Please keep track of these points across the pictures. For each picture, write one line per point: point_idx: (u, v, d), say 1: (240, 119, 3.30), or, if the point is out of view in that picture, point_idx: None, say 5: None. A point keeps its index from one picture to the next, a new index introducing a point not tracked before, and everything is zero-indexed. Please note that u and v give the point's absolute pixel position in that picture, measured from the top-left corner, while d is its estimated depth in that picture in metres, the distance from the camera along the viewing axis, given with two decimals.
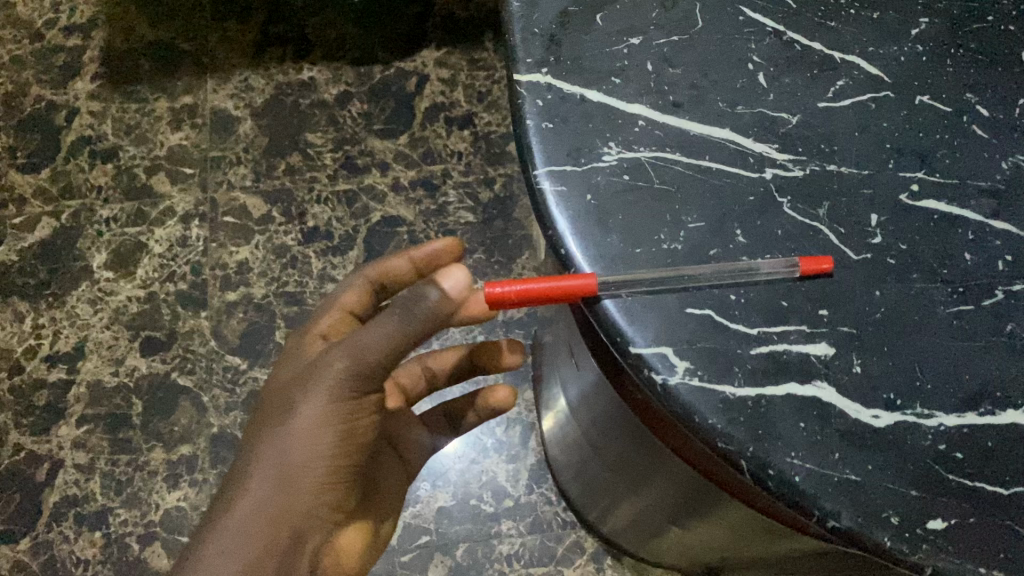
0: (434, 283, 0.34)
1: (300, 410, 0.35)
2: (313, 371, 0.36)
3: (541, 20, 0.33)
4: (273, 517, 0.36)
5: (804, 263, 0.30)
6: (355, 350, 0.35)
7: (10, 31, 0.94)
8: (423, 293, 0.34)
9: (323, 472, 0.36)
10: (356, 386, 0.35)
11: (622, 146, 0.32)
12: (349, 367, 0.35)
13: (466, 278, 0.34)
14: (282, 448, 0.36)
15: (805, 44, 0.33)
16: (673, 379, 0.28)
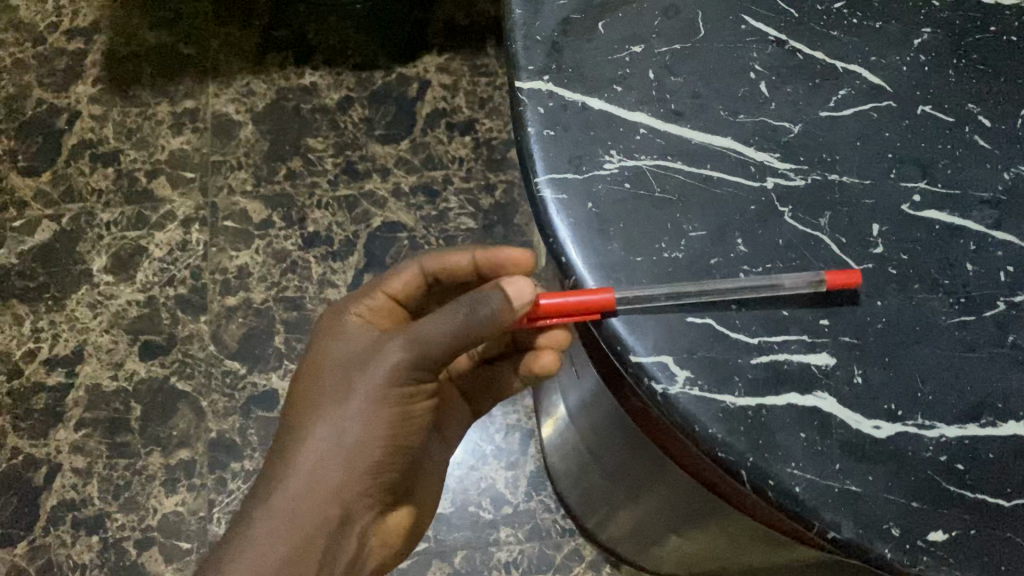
0: (498, 289, 0.34)
1: (359, 399, 0.36)
2: (371, 357, 0.36)
3: (543, 28, 0.33)
4: (325, 500, 0.36)
5: (832, 277, 0.29)
6: (417, 341, 0.35)
7: (12, 34, 0.95)
8: (489, 294, 0.34)
9: (378, 459, 0.37)
10: (412, 374, 0.36)
11: (623, 154, 0.32)
12: (409, 359, 0.35)
13: (529, 289, 0.34)
14: (339, 432, 0.36)
15: (807, 53, 0.33)
16: (673, 388, 0.28)
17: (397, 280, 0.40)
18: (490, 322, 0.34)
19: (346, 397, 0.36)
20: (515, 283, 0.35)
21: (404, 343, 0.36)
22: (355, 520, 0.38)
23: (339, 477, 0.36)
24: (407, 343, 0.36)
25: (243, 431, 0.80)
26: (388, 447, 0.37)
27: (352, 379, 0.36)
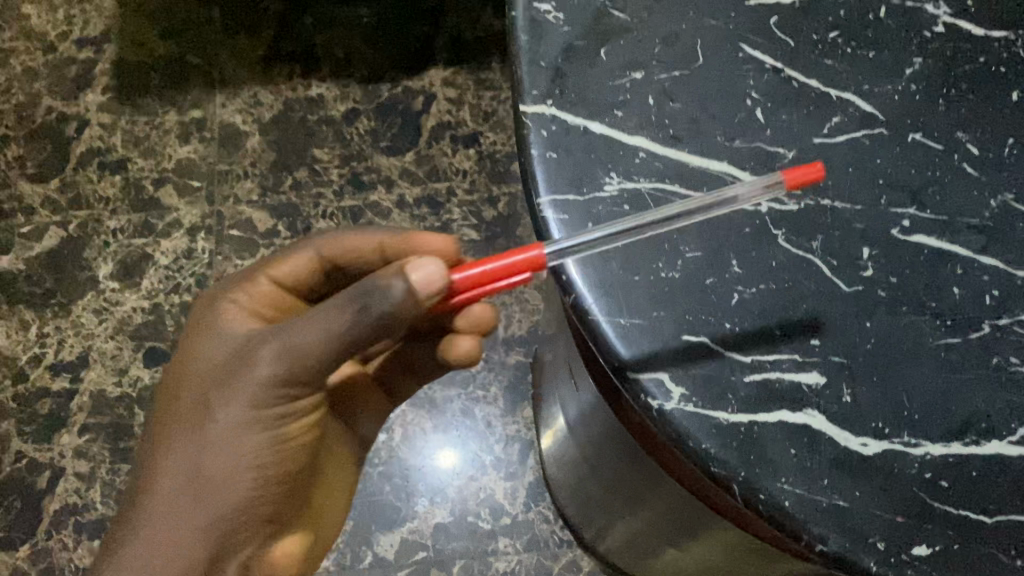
0: (402, 274, 0.35)
1: (226, 408, 0.39)
2: (233, 373, 0.39)
3: (548, 53, 0.34)
4: (198, 513, 0.40)
5: (787, 176, 0.31)
6: (274, 356, 0.38)
7: (22, 41, 0.96)
8: (391, 284, 0.35)
9: (252, 471, 0.40)
10: (275, 390, 0.38)
11: (623, 176, 0.33)
12: (274, 369, 0.38)
13: (437, 271, 0.35)
14: (207, 446, 0.39)
15: (802, 81, 0.34)
16: (668, 404, 0.29)
17: (282, 266, 0.44)
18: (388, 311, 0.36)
19: (215, 407, 0.39)
20: (423, 266, 0.36)
21: (269, 352, 0.38)
22: (233, 535, 0.41)
23: (209, 486, 0.39)
24: (272, 354, 0.38)
25: None
26: (262, 457, 0.40)
27: (220, 389, 0.39)
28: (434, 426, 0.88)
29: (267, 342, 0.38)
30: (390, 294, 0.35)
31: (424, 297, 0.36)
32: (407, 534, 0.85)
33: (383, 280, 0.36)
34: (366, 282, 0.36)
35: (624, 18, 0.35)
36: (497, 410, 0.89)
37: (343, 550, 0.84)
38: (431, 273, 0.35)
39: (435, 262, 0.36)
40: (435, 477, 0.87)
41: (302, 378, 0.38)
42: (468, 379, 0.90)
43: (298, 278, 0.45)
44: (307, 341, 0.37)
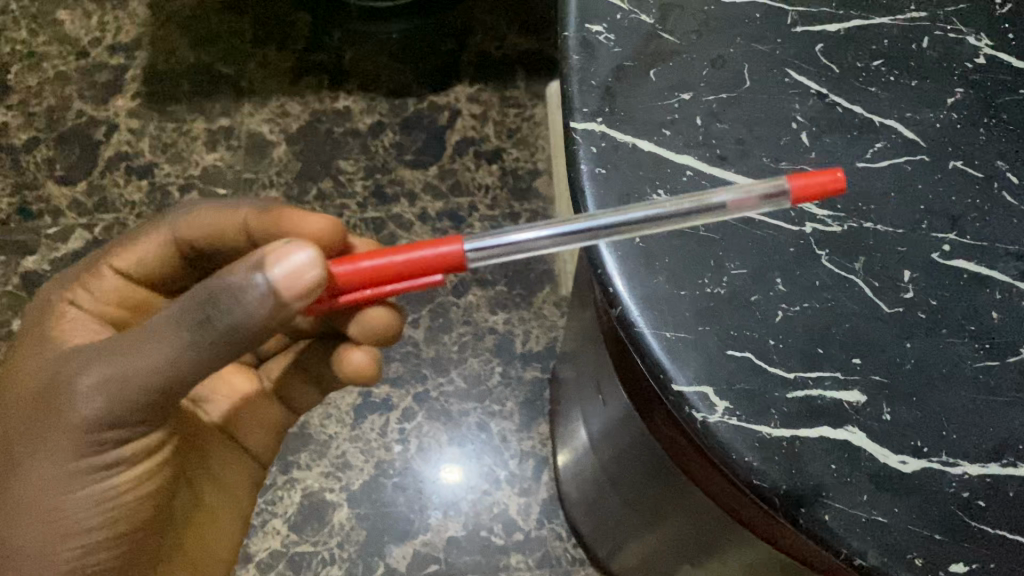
0: (261, 270, 0.37)
1: (43, 452, 0.40)
2: (47, 414, 0.40)
3: (598, 73, 0.35)
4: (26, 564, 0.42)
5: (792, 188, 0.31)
6: (87, 395, 0.39)
7: (55, 47, 0.99)
8: (251, 281, 0.37)
9: (83, 520, 0.42)
10: (94, 428, 0.40)
11: (670, 194, 0.34)
12: (94, 403, 0.39)
13: (303, 262, 0.37)
14: (29, 492, 0.41)
15: (846, 107, 0.35)
16: (713, 417, 0.30)
17: (124, 257, 0.48)
18: (248, 309, 0.37)
19: (33, 448, 0.41)
20: (294, 257, 0.37)
21: (85, 385, 0.39)
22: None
23: (36, 539, 0.42)
24: (89, 391, 0.39)
25: None
26: (94, 503, 0.42)
27: (36, 428, 0.40)
28: (450, 439, 0.89)
29: (79, 376, 0.39)
30: (248, 293, 0.36)
31: (290, 286, 0.37)
32: (420, 546, 0.85)
33: (245, 275, 0.37)
34: (221, 281, 0.37)
35: (674, 41, 0.36)
36: (513, 425, 0.90)
37: (355, 561, 0.84)
38: (297, 268, 0.37)
39: (306, 254, 0.37)
40: (449, 490, 0.87)
41: (122, 416, 0.39)
42: (484, 393, 0.91)
43: (146, 270, 0.49)
44: (127, 373, 0.38)
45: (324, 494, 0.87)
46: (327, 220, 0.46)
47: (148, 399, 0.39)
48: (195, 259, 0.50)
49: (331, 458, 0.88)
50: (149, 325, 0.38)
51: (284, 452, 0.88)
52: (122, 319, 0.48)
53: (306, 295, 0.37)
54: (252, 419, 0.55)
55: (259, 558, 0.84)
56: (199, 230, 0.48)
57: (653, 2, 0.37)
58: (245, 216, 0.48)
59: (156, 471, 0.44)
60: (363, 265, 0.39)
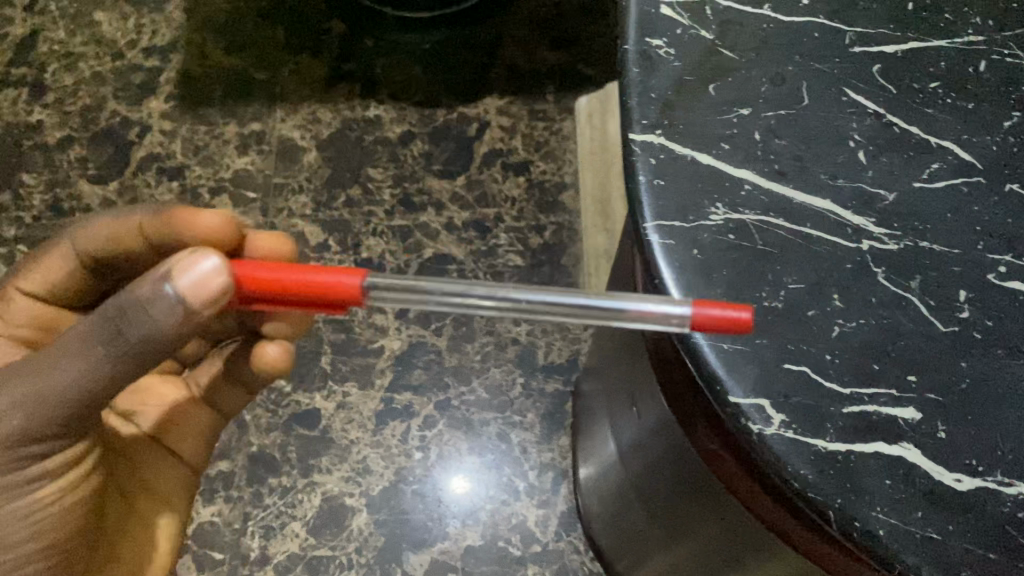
0: (169, 280, 0.38)
1: None
2: None
3: (657, 86, 0.36)
4: None
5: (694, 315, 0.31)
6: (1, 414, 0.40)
7: (92, 48, 1.01)
8: (159, 292, 0.38)
9: (9, 536, 0.42)
10: (10, 444, 0.41)
11: (729, 208, 0.34)
12: (11, 420, 0.40)
13: (208, 271, 0.38)
14: None
15: (903, 127, 0.36)
16: (769, 429, 0.30)
17: (29, 279, 0.50)
18: (160, 317, 0.39)
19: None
20: (202, 267, 0.38)
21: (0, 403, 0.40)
22: None
23: None
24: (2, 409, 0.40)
25: (283, 448, 0.89)
26: (18, 518, 0.42)
27: None
28: (470, 447, 0.89)
29: None
30: (156, 303, 0.38)
31: (197, 294, 0.39)
32: (437, 554, 0.85)
33: (153, 287, 0.38)
34: (129, 294, 0.39)
35: (733, 57, 0.36)
36: (532, 436, 0.90)
37: (373, 566, 0.84)
38: (202, 279, 0.38)
39: (208, 264, 0.39)
40: (466, 499, 0.87)
41: (38, 430, 0.41)
42: (505, 404, 0.91)
43: (53, 288, 0.51)
44: (41, 390, 0.40)
45: (344, 499, 0.87)
46: (222, 215, 0.48)
47: (65, 411, 0.40)
48: (101, 269, 0.51)
49: (352, 463, 0.88)
50: (60, 343, 0.40)
51: (305, 455, 0.88)
52: (32, 337, 0.51)
53: (210, 300, 0.39)
54: (187, 426, 0.55)
55: (276, 560, 0.84)
56: (98, 238, 0.48)
57: (713, 18, 0.37)
58: (142, 220, 0.48)
59: (78, 484, 0.44)
60: (255, 272, 0.39)
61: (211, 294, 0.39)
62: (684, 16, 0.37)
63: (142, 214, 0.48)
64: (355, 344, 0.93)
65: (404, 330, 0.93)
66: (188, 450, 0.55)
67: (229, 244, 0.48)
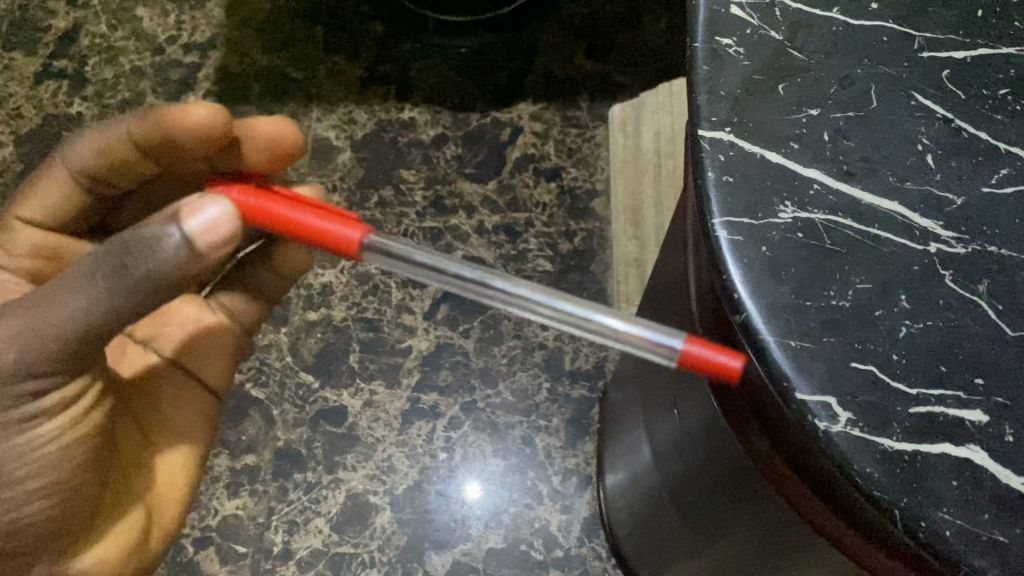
0: (177, 225, 0.42)
1: None
2: None
3: (726, 84, 0.36)
4: None
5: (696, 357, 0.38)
6: (18, 346, 0.43)
7: (133, 43, 1.02)
8: (167, 234, 0.42)
9: (14, 472, 0.46)
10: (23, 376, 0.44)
11: (797, 206, 0.34)
12: (9, 353, 0.43)
13: (215, 216, 0.43)
14: None
15: (972, 132, 0.36)
16: (835, 427, 0.30)
17: (30, 206, 0.59)
18: (169, 257, 0.42)
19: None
20: (212, 215, 0.43)
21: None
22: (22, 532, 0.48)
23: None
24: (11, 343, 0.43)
25: (309, 443, 0.89)
26: (30, 452, 0.47)
27: None
28: (495, 450, 0.89)
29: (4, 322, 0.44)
30: (163, 243, 0.42)
31: (206, 234, 0.43)
32: (459, 556, 0.85)
33: (161, 228, 0.42)
34: (136, 233, 0.43)
35: (802, 59, 0.37)
36: (558, 442, 0.90)
37: (395, 565, 0.85)
38: (213, 221, 0.43)
39: (217, 208, 0.43)
40: (488, 501, 0.87)
41: (49, 366, 0.44)
42: (531, 408, 0.91)
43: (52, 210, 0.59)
44: (48, 324, 0.43)
45: (368, 496, 0.87)
46: (208, 107, 0.54)
47: (68, 345, 0.44)
48: (96, 189, 0.59)
49: (377, 462, 0.88)
50: (60, 281, 0.44)
51: (331, 452, 0.89)
52: (39, 266, 0.59)
53: (219, 242, 0.43)
54: (203, 355, 0.62)
55: (299, 556, 0.85)
56: (89, 153, 0.56)
57: (782, 20, 0.37)
58: (130, 128, 0.55)
59: (81, 418, 0.48)
60: (276, 210, 0.47)
61: (219, 235, 0.43)
62: (754, 16, 0.37)
63: (128, 121, 0.55)
64: (384, 343, 0.92)
65: (431, 330, 0.93)
66: (208, 371, 0.62)
67: (223, 135, 0.55)
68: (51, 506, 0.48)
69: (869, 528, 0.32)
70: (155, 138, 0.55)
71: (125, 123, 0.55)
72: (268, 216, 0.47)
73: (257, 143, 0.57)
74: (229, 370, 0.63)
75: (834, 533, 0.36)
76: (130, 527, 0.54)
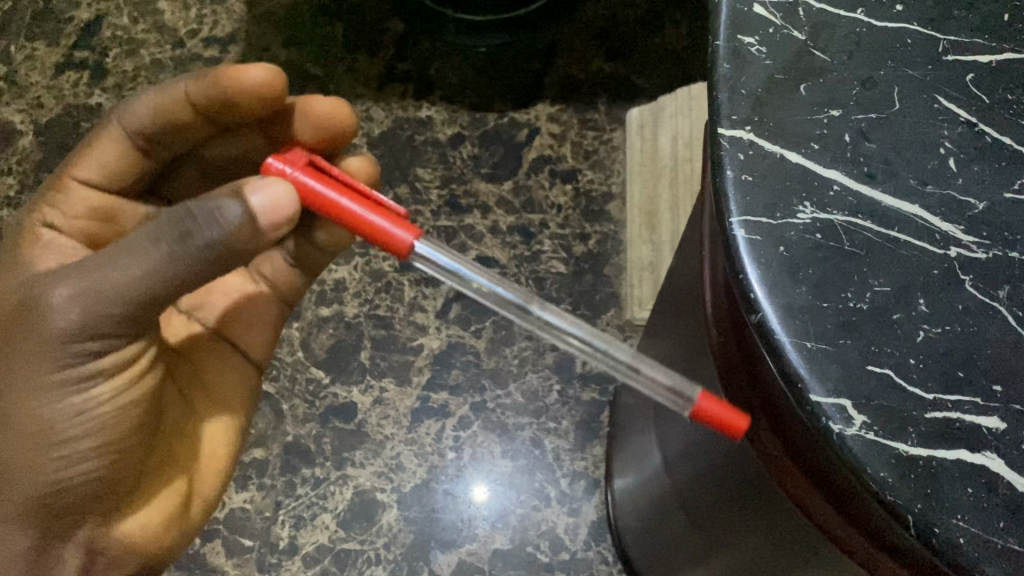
0: (241, 199, 0.44)
1: (33, 367, 0.48)
2: (33, 323, 0.47)
3: (748, 83, 0.36)
4: (33, 471, 0.49)
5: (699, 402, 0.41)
6: (81, 305, 0.46)
7: (154, 35, 1.02)
8: (232, 205, 0.44)
9: (67, 431, 0.49)
10: (80, 336, 0.47)
11: (817, 207, 0.34)
12: (71, 313, 0.46)
13: (270, 196, 0.45)
14: (31, 403, 0.48)
15: (995, 137, 0.36)
16: (849, 429, 0.30)
17: (85, 166, 0.59)
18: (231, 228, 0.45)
19: (17, 365, 0.48)
20: (274, 194, 0.45)
21: (62, 298, 0.46)
22: (72, 489, 0.50)
23: (43, 445, 0.49)
24: (72, 303, 0.46)
25: (318, 439, 0.89)
26: (82, 414, 0.49)
27: (27, 348, 0.47)
28: (504, 451, 0.88)
29: (69, 281, 0.46)
30: (224, 212, 0.45)
31: (269, 211, 0.45)
32: (465, 556, 0.85)
33: (225, 201, 0.45)
34: (201, 204, 0.45)
35: (825, 59, 0.36)
36: (567, 444, 0.89)
37: (400, 564, 0.85)
38: (270, 201, 0.45)
39: (275, 191, 0.45)
40: (495, 502, 0.87)
41: (107, 329, 0.47)
42: (541, 410, 0.90)
43: (105, 169, 0.59)
44: (107, 287, 0.45)
45: (376, 494, 0.87)
46: (267, 68, 0.55)
47: (125, 309, 0.46)
48: (152, 149, 0.59)
49: (385, 459, 0.88)
50: (120, 246, 0.46)
51: (340, 448, 0.89)
52: (91, 228, 0.59)
53: (280, 222, 0.45)
54: (242, 327, 0.64)
55: (305, 552, 0.85)
56: (146, 114, 0.57)
57: (806, 20, 0.37)
58: (186, 88, 0.56)
59: (135, 381, 0.51)
60: (322, 194, 0.48)
61: (282, 215, 0.45)
62: (776, 15, 0.37)
63: (185, 81, 0.56)
64: (395, 340, 0.92)
65: (443, 329, 0.92)
66: (249, 342, 0.64)
67: (278, 96, 0.57)
68: (101, 467, 0.50)
69: (874, 531, 0.32)
70: (209, 96, 0.55)
71: (184, 83, 0.56)
72: (320, 202, 0.48)
73: (310, 121, 0.59)
74: (270, 342, 0.65)
75: (847, 540, 0.35)
76: (172, 494, 0.57)
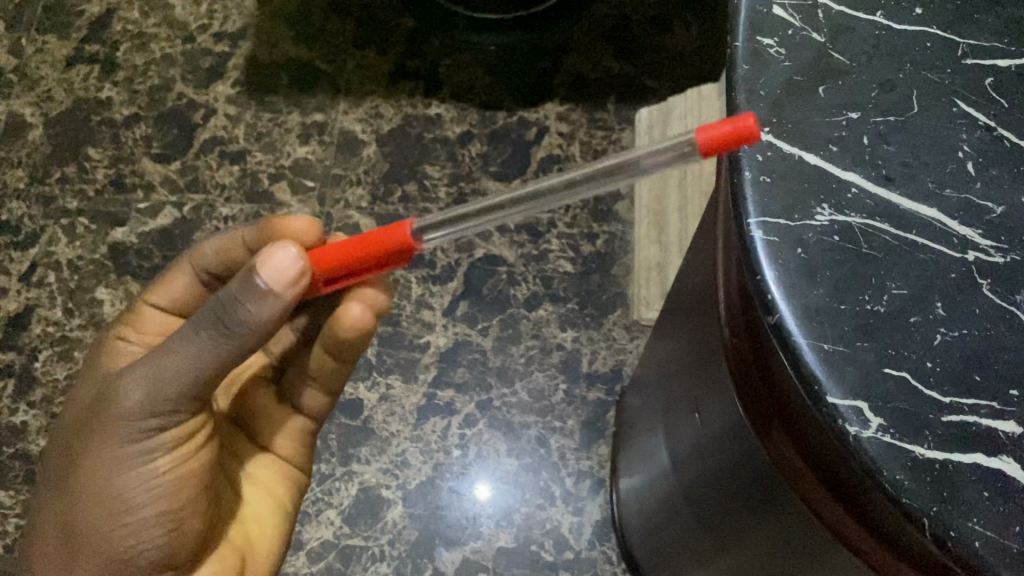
0: (255, 274, 0.45)
1: (101, 445, 0.48)
2: (102, 408, 0.48)
3: (767, 84, 0.36)
4: (101, 540, 0.49)
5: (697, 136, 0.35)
6: (143, 387, 0.47)
7: (165, 30, 1.03)
8: (252, 283, 0.45)
9: (131, 501, 0.48)
10: (142, 416, 0.47)
11: (835, 209, 0.34)
12: (133, 396, 0.47)
13: (279, 258, 0.45)
14: (99, 477, 0.48)
15: (1014, 142, 0.36)
16: (866, 432, 0.30)
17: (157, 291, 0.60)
18: (253, 300, 0.45)
19: (86, 445, 0.49)
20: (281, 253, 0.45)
21: (127, 380, 0.47)
22: (137, 557, 0.49)
23: (109, 517, 0.48)
24: (135, 385, 0.47)
25: (323, 435, 0.89)
26: (146, 484, 0.48)
27: (96, 430, 0.48)
28: (509, 449, 0.89)
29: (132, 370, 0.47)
30: (251, 290, 0.45)
31: (285, 276, 0.45)
32: (468, 553, 0.85)
33: (245, 282, 0.45)
34: (227, 287, 0.46)
35: (844, 61, 0.36)
36: (572, 443, 0.89)
37: (404, 561, 0.85)
38: (285, 263, 0.45)
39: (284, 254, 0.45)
40: (501, 499, 0.87)
41: (167, 407, 0.47)
42: (547, 408, 0.90)
43: (173, 296, 0.60)
44: (165, 368, 0.47)
45: (381, 490, 0.87)
46: (309, 220, 0.54)
47: (181, 388, 0.47)
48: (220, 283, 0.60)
49: (391, 456, 0.88)
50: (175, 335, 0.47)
51: (345, 444, 0.89)
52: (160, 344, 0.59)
53: (293, 283, 0.46)
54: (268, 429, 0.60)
55: (309, 547, 0.85)
56: (213, 252, 0.57)
57: (825, 22, 0.37)
58: (245, 235, 0.56)
59: (195, 454, 0.50)
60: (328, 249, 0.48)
61: (292, 275, 0.45)
62: (796, 17, 0.37)
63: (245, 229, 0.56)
64: (402, 337, 0.92)
65: (450, 327, 0.92)
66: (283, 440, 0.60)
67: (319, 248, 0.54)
68: (164, 536, 0.49)
69: (918, 561, 0.31)
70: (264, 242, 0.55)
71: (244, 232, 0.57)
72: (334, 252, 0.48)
73: None
74: (302, 447, 0.61)
75: (858, 546, 0.35)
76: (226, 567, 0.53)
